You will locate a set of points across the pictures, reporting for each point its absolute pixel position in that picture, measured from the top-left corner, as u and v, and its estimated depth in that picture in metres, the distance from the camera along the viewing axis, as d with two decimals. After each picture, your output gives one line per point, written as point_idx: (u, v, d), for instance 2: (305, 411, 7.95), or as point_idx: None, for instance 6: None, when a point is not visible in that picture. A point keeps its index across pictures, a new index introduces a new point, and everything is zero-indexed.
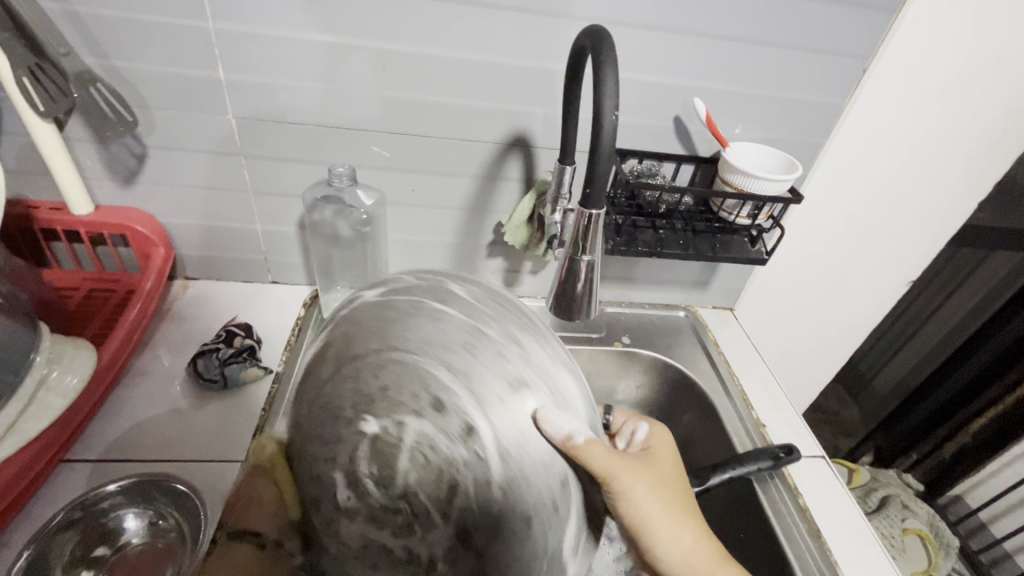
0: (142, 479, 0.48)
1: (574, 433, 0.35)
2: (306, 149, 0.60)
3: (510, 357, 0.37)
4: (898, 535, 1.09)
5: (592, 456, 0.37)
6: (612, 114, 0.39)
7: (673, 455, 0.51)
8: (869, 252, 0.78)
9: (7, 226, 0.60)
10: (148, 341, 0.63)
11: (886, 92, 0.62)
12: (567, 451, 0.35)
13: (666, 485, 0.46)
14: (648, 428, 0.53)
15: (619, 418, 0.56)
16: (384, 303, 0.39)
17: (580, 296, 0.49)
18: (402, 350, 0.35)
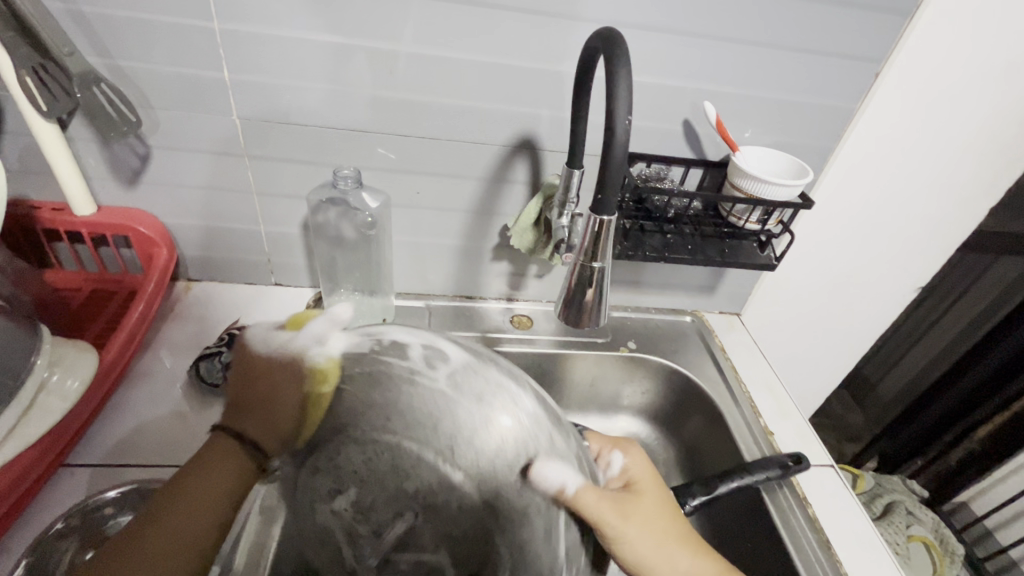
0: (140, 486, 0.47)
1: (565, 485, 0.39)
2: (310, 151, 0.60)
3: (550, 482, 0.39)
4: (905, 543, 1.08)
5: (588, 505, 0.40)
6: (625, 117, 0.38)
7: (656, 486, 0.48)
8: (877, 259, 0.77)
9: (9, 226, 0.59)
10: (150, 343, 0.62)
11: (898, 98, 0.61)
12: (560, 499, 0.39)
13: (658, 524, 0.45)
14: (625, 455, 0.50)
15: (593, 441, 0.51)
16: (509, 396, 0.42)
17: (590, 305, 0.48)
18: (494, 430, 0.40)
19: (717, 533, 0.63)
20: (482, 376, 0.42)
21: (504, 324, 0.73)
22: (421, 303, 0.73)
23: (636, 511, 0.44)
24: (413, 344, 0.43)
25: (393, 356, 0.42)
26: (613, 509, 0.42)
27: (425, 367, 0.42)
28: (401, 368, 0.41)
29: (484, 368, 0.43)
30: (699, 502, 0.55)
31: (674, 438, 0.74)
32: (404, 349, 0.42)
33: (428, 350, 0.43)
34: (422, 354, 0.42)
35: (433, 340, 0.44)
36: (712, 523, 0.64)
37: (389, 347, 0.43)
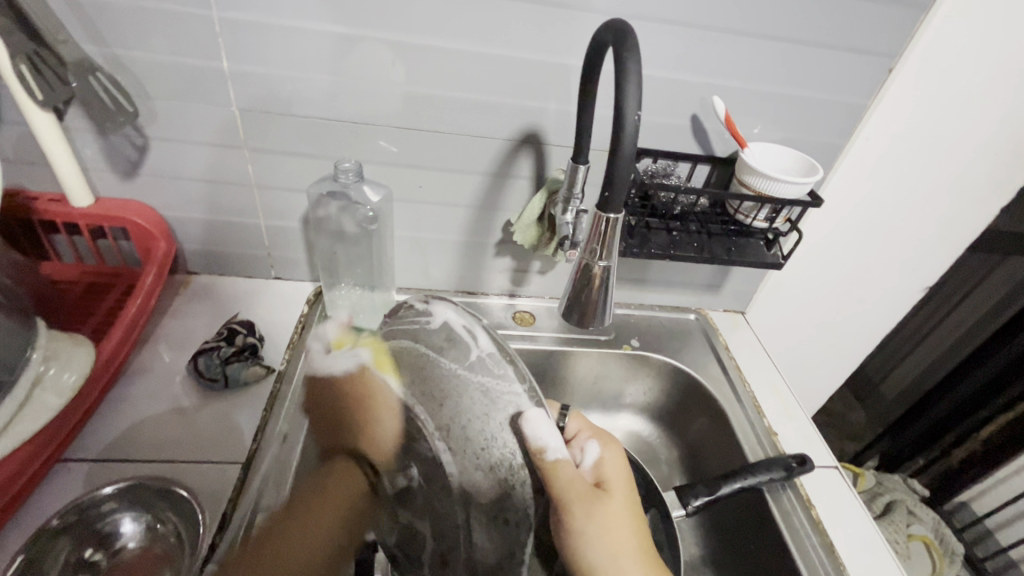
0: (140, 482, 0.47)
1: (547, 446, 0.42)
2: (311, 144, 0.59)
3: (524, 483, 0.43)
4: (905, 541, 1.11)
5: (560, 475, 0.43)
6: (634, 113, 0.37)
7: (628, 486, 0.48)
8: (884, 258, 0.76)
9: (4, 217, 0.58)
10: (148, 337, 0.61)
11: (912, 93, 0.59)
12: (539, 459, 0.42)
13: (615, 525, 0.44)
14: (602, 448, 0.50)
15: (573, 423, 0.52)
16: (515, 394, 0.45)
17: (594, 303, 0.48)
18: (495, 423, 0.44)
19: (719, 531, 0.62)
20: (504, 366, 0.46)
21: (507, 320, 0.72)
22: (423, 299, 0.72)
23: (598, 509, 0.43)
24: (461, 328, 0.48)
25: (448, 346, 0.47)
26: (576, 496, 0.43)
27: (471, 344, 0.46)
28: (455, 358, 0.46)
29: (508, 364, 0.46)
30: (702, 502, 0.56)
31: (677, 436, 0.73)
32: (453, 334, 0.47)
33: (471, 330, 0.47)
34: (463, 336, 0.47)
35: (474, 325, 0.48)
36: (715, 522, 0.63)
37: (439, 329, 0.48)
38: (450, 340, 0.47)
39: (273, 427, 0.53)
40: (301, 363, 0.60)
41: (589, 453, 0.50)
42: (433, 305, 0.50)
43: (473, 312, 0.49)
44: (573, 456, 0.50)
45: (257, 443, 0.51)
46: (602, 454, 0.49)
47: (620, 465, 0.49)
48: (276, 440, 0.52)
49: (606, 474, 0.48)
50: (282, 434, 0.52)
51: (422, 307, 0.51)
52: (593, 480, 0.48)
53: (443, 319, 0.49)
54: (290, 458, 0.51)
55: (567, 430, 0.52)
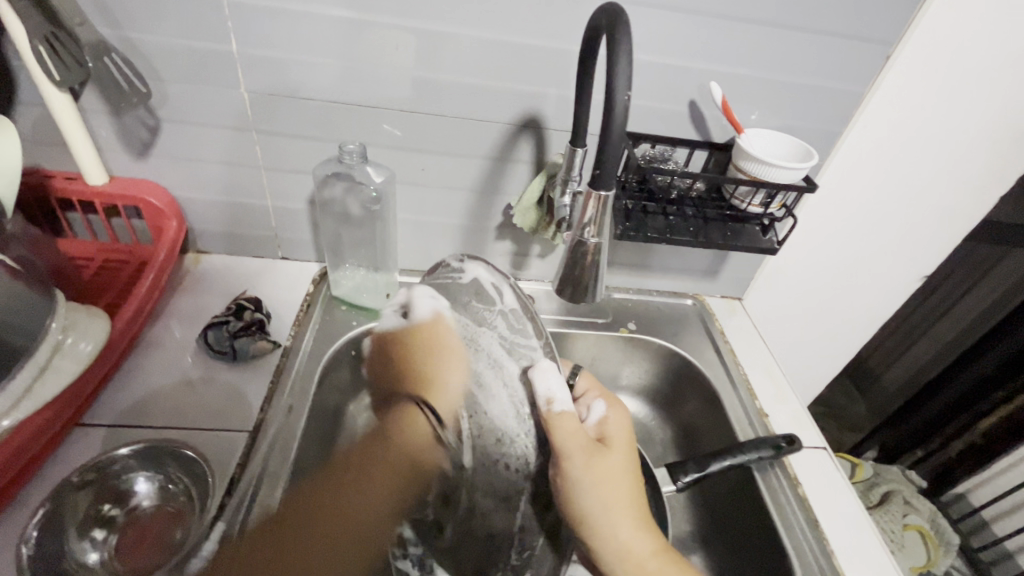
0: (153, 444, 0.49)
1: (553, 398, 0.48)
2: (317, 126, 0.60)
3: (532, 431, 0.49)
4: (900, 531, 1.14)
5: (561, 427, 0.48)
6: (623, 93, 0.38)
7: (629, 443, 0.51)
8: (882, 246, 0.77)
9: (25, 195, 0.61)
10: (160, 312, 0.64)
11: (909, 80, 0.60)
12: (545, 408, 0.48)
13: (613, 474, 0.48)
14: (606, 405, 0.53)
15: (582, 382, 0.56)
16: (531, 346, 0.51)
17: (585, 282, 0.49)
18: (508, 374, 0.50)
19: (708, 507, 0.64)
20: (522, 320, 0.52)
21: None
22: None
23: (594, 460, 0.47)
24: (488, 284, 0.54)
25: (478, 301, 0.53)
26: (574, 445, 0.47)
27: (497, 298, 0.53)
28: (482, 310, 0.52)
29: (528, 320, 0.52)
30: (691, 478, 0.58)
31: (671, 418, 0.75)
32: (481, 290, 0.53)
33: (497, 286, 0.53)
34: (490, 291, 0.53)
35: (500, 281, 0.54)
36: (704, 498, 0.65)
37: (469, 285, 0.54)
38: (480, 295, 0.53)
39: (279, 399, 0.55)
40: (307, 340, 0.62)
41: (595, 410, 0.53)
42: (465, 262, 0.56)
43: (502, 272, 0.55)
44: (579, 412, 0.54)
45: (264, 414, 0.53)
46: (605, 412, 0.53)
47: (622, 422, 0.52)
48: (282, 412, 0.54)
49: (607, 430, 0.51)
50: (288, 406, 0.55)
51: (455, 263, 0.56)
52: (596, 435, 0.51)
53: (474, 274, 0.54)
54: (293, 426, 0.53)
55: (577, 388, 0.56)
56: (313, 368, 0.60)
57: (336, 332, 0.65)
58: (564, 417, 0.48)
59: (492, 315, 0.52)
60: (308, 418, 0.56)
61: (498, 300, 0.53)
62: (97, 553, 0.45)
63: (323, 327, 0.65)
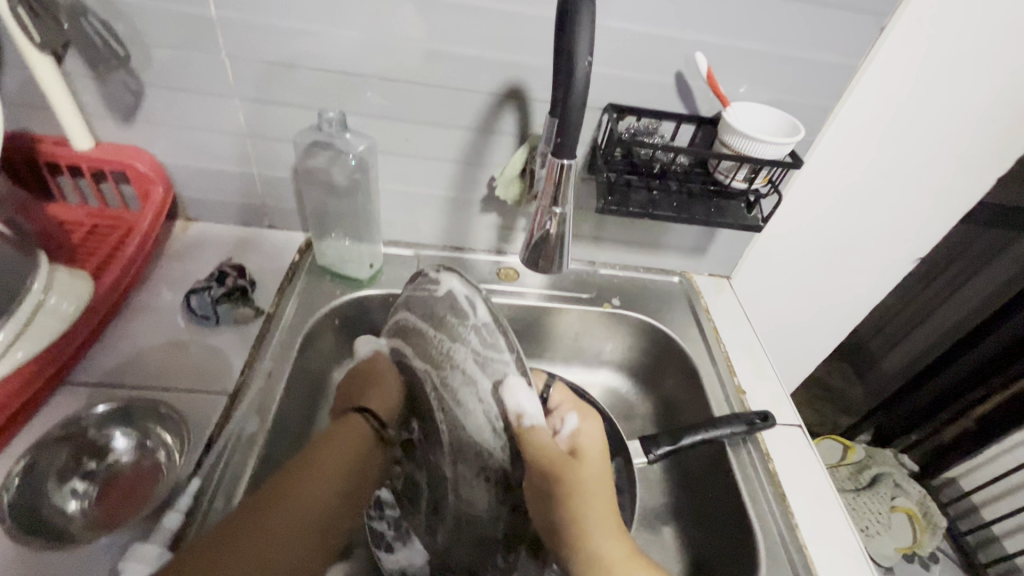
0: (129, 402, 0.51)
1: (524, 412, 0.51)
2: (298, 93, 0.60)
3: (507, 444, 0.52)
4: (887, 512, 1.15)
5: (534, 441, 0.50)
6: (585, 58, 0.39)
7: (601, 456, 0.52)
8: (875, 228, 0.75)
9: (13, 158, 0.62)
10: (146, 277, 0.65)
11: (905, 53, 0.58)
12: (517, 423, 0.51)
13: (591, 493, 0.48)
14: (579, 419, 0.55)
15: (557, 395, 0.58)
16: (503, 361, 0.53)
17: (550, 254, 0.51)
18: (482, 391, 0.52)
19: (682, 479, 0.65)
20: (495, 335, 0.54)
21: (491, 277, 0.74)
22: (411, 252, 0.74)
23: (567, 475, 0.49)
24: (462, 294, 0.56)
25: (452, 316, 0.55)
26: (545, 461, 0.49)
27: (470, 312, 0.55)
28: (455, 324, 0.54)
29: (500, 336, 0.54)
30: (663, 451, 0.59)
31: (653, 393, 0.75)
32: (456, 302, 0.55)
33: (471, 299, 0.56)
34: (464, 304, 0.55)
35: (474, 295, 0.56)
36: (679, 471, 0.66)
37: (445, 297, 0.56)
38: (455, 309, 0.55)
39: (260, 363, 0.57)
40: (289, 308, 0.63)
41: (568, 424, 0.55)
42: (441, 275, 0.58)
43: (475, 284, 0.57)
44: (553, 424, 0.55)
45: (244, 376, 0.55)
46: (578, 424, 0.55)
47: (596, 435, 0.54)
48: (261, 376, 0.56)
49: (579, 442, 0.53)
50: (268, 370, 0.56)
51: (432, 276, 0.58)
52: (569, 447, 0.53)
53: (449, 286, 0.56)
54: (272, 391, 0.55)
55: (549, 401, 0.58)
56: (294, 334, 0.61)
57: (319, 301, 0.66)
58: (538, 432, 0.51)
59: (466, 330, 0.54)
60: (288, 381, 0.57)
61: (472, 313, 0.55)
62: (77, 504, 0.46)
63: (307, 295, 0.66)
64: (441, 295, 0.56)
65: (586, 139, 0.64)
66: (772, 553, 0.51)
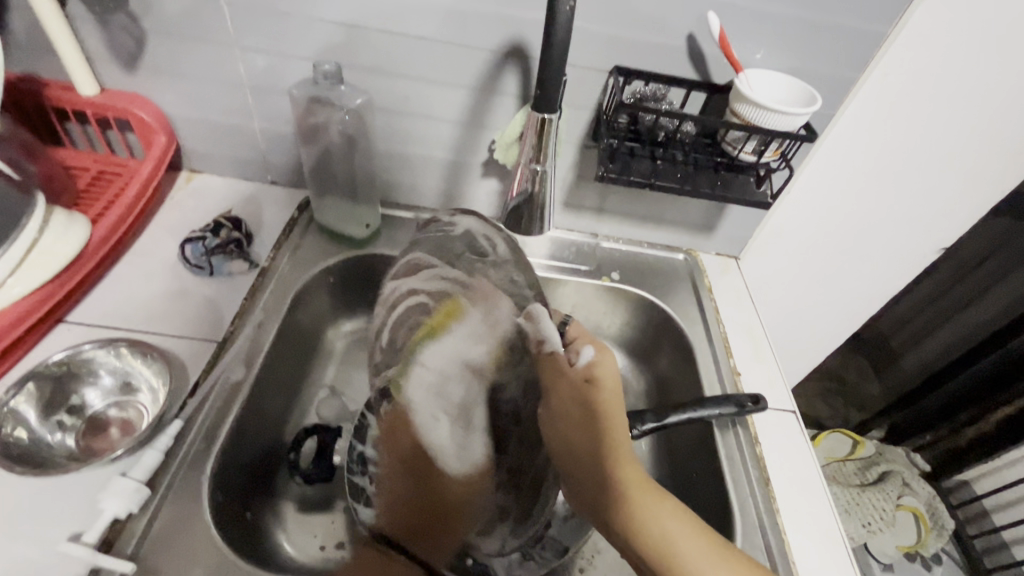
0: (111, 341, 0.52)
1: (546, 339, 0.52)
2: (298, 46, 0.59)
3: (521, 379, 0.53)
4: (892, 510, 1.12)
5: (552, 368, 0.52)
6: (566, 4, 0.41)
7: (615, 385, 0.51)
8: (898, 212, 0.71)
9: (22, 101, 0.63)
10: (147, 226, 0.66)
11: (941, 21, 0.54)
12: (539, 350, 0.53)
13: (612, 418, 0.48)
14: (596, 351, 0.52)
15: (573, 330, 0.56)
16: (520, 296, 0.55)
17: (535, 218, 0.54)
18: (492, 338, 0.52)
19: (668, 458, 0.64)
20: (512, 271, 0.57)
21: None
22: (410, 216, 0.73)
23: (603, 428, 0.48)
24: (480, 234, 0.59)
25: (469, 252, 0.57)
26: (563, 393, 0.51)
27: (489, 249, 0.57)
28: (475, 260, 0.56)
29: (516, 271, 0.57)
30: (649, 427, 0.56)
31: (647, 371, 0.74)
32: (474, 239, 0.58)
33: (489, 237, 0.58)
34: (482, 241, 0.58)
35: (492, 235, 0.59)
36: (666, 450, 0.65)
37: (461, 236, 0.59)
38: (473, 247, 0.58)
39: (251, 314, 0.57)
40: (286, 261, 0.64)
41: (584, 356, 0.52)
42: (457, 218, 0.61)
43: (492, 224, 0.60)
44: (568, 355, 0.52)
45: (236, 325, 0.55)
46: (594, 357, 0.51)
47: (612, 366, 0.51)
48: (253, 325, 0.56)
49: (597, 373, 0.50)
50: (259, 321, 0.57)
51: (447, 219, 0.61)
52: (585, 378, 0.50)
53: (467, 227, 0.59)
54: (262, 341, 0.56)
55: (567, 336, 0.55)
56: (289, 287, 0.62)
57: (315, 257, 0.66)
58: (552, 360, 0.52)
59: (484, 264, 0.56)
60: (278, 334, 0.58)
61: (492, 253, 0.58)
62: (62, 436, 0.49)
63: (303, 251, 0.66)
64: (456, 230, 0.59)
65: (590, 104, 0.62)
66: (748, 536, 0.50)
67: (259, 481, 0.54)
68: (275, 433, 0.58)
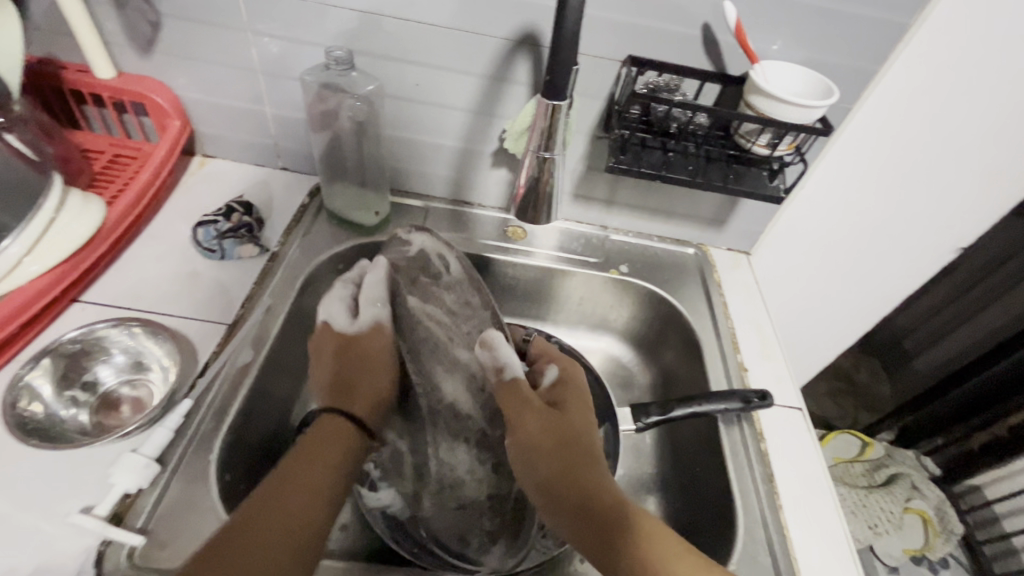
0: (124, 320, 0.53)
1: (507, 365, 0.53)
2: (310, 31, 0.59)
3: (482, 402, 0.55)
4: (899, 513, 1.10)
5: (514, 393, 0.51)
6: None
7: (580, 404, 0.53)
8: (914, 210, 0.70)
9: (40, 84, 0.64)
10: (160, 209, 0.67)
11: (964, 13, 0.52)
12: (499, 378, 0.53)
13: (582, 438, 0.49)
14: (559, 369, 0.55)
15: (537, 349, 0.59)
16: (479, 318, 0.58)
17: (542, 207, 0.53)
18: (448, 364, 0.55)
19: (672, 452, 0.64)
20: (468, 292, 0.59)
21: (500, 234, 0.73)
22: (420, 204, 0.73)
23: (572, 445, 0.48)
24: (433, 251, 0.60)
25: (423, 275, 0.59)
26: (527, 419, 0.50)
27: (443, 269, 0.60)
28: (427, 281, 0.59)
29: (471, 292, 0.59)
30: (654, 421, 0.57)
31: (653, 365, 0.74)
32: (428, 261, 0.60)
33: (442, 255, 0.60)
34: (436, 259, 0.60)
35: (444, 251, 0.61)
36: (670, 443, 0.65)
37: (417, 255, 0.60)
38: (427, 267, 0.59)
39: (260, 299, 0.58)
40: (294, 249, 0.64)
41: (548, 377, 0.55)
42: (411, 235, 0.61)
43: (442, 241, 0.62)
44: (534, 376, 0.55)
45: (244, 310, 0.56)
46: (559, 377, 0.55)
47: (577, 384, 0.54)
48: (261, 309, 0.57)
49: (560, 394, 0.53)
50: (268, 305, 0.57)
51: (401, 237, 0.62)
52: (548, 399, 0.53)
53: (421, 245, 0.60)
54: (270, 325, 0.56)
55: (533, 357, 0.58)
56: (298, 273, 0.62)
57: (325, 243, 0.67)
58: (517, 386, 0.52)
59: (438, 287, 0.59)
60: (287, 319, 0.58)
61: (444, 272, 0.60)
62: (76, 411, 0.50)
63: (313, 238, 0.67)
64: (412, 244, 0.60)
65: (602, 94, 0.61)
66: (749, 532, 0.50)
67: (265, 462, 0.55)
68: (282, 416, 0.59)
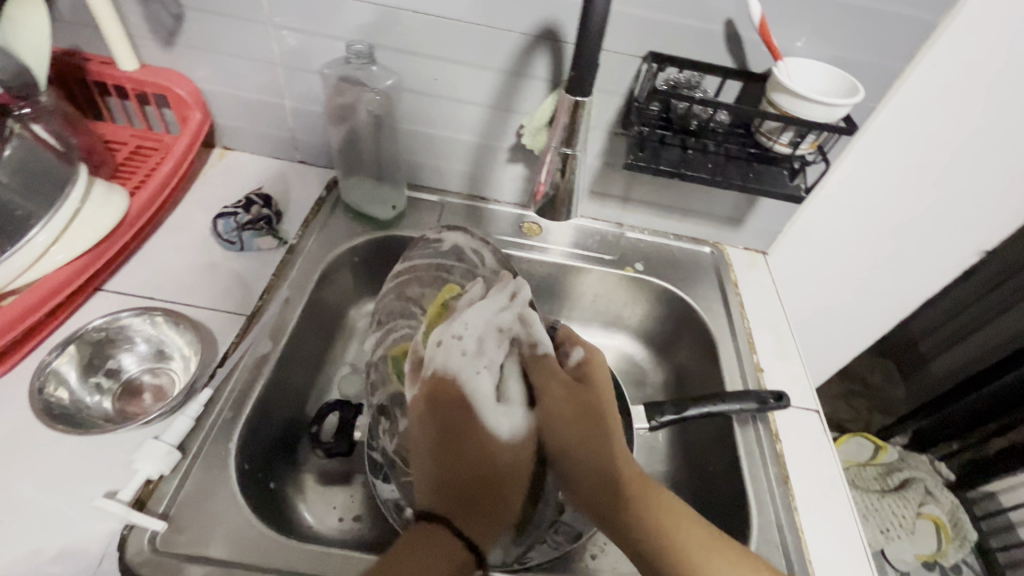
0: (147, 310, 0.54)
1: (540, 341, 0.51)
2: (330, 25, 0.59)
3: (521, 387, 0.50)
4: (912, 517, 1.09)
5: (543, 366, 0.50)
6: None
7: (606, 382, 0.52)
8: (936, 211, 0.68)
9: (65, 75, 0.65)
10: (180, 200, 0.68)
11: (994, 11, 0.51)
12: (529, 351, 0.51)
13: (609, 416, 0.48)
14: (584, 349, 0.54)
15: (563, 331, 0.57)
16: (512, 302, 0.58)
17: (561, 206, 0.52)
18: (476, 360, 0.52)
19: (685, 451, 0.64)
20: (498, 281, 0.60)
21: (515, 230, 0.73)
22: (435, 199, 0.73)
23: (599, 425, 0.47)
24: (468, 247, 0.62)
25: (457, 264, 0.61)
26: (553, 388, 0.49)
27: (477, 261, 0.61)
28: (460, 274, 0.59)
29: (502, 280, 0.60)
30: (666, 419, 0.57)
31: (666, 363, 0.74)
32: (462, 255, 0.61)
33: (476, 251, 0.62)
34: (470, 254, 0.62)
35: (480, 249, 0.62)
36: (683, 442, 0.65)
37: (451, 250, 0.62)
38: (461, 259, 0.61)
39: (278, 291, 0.58)
40: (313, 241, 0.65)
41: (574, 357, 0.53)
42: (444, 233, 0.63)
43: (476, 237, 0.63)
44: (561, 357, 0.54)
45: (263, 301, 0.57)
46: (585, 356, 0.53)
47: (600, 361, 0.53)
48: (279, 301, 0.57)
49: (585, 369, 0.52)
50: (285, 297, 0.58)
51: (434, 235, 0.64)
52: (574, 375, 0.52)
53: (455, 242, 0.62)
54: (288, 316, 0.57)
55: (558, 337, 0.56)
56: (315, 265, 0.63)
57: (342, 237, 0.67)
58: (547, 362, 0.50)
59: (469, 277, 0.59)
60: (304, 312, 0.59)
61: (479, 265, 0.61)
62: (100, 398, 0.51)
63: (330, 231, 0.67)
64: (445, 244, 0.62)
65: (621, 90, 0.61)
66: (763, 532, 0.50)
67: (281, 452, 0.55)
68: (297, 407, 0.59)
